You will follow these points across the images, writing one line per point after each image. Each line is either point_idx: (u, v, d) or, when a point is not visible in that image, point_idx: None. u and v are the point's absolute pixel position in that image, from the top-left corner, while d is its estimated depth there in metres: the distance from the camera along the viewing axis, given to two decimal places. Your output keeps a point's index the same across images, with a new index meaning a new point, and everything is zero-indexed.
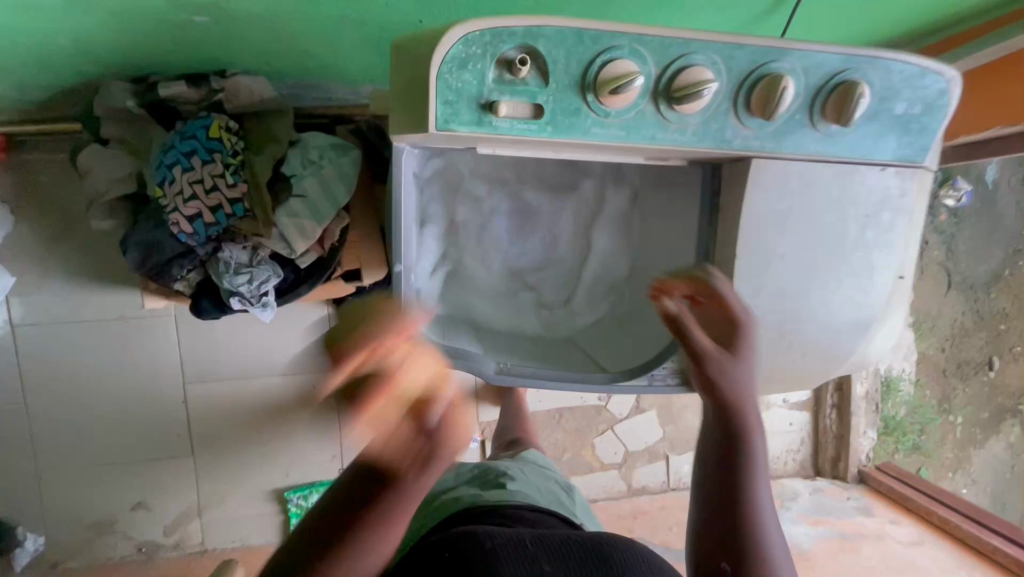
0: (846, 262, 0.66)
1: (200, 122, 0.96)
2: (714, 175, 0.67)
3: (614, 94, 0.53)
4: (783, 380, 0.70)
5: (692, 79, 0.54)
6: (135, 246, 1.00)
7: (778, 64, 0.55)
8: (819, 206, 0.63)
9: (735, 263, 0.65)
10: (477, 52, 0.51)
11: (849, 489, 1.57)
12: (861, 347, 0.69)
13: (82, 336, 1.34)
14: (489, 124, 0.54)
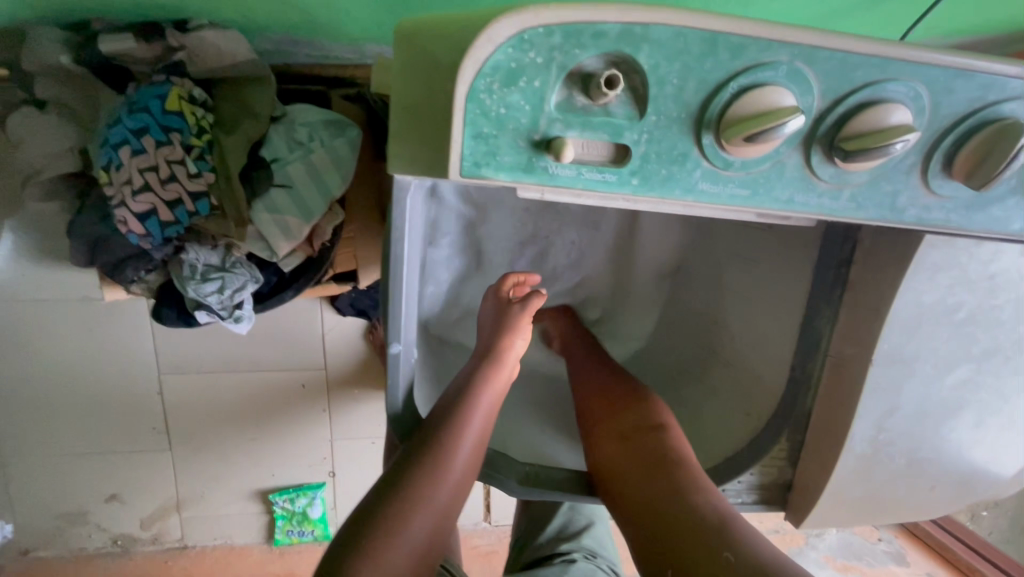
0: (1018, 376, 0.47)
1: (154, 90, 0.75)
2: (847, 241, 0.48)
3: (752, 141, 0.33)
4: (897, 515, 0.53)
5: (877, 123, 0.33)
6: (80, 239, 0.82)
7: (1012, 105, 0.34)
8: (1002, 302, 0.44)
9: (867, 370, 0.46)
10: (537, 60, 0.31)
11: (880, 528, 1.43)
12: (1008, 480, 0.52)
13: (37, 320, 1.17)
14: (542, 172, 0.34)
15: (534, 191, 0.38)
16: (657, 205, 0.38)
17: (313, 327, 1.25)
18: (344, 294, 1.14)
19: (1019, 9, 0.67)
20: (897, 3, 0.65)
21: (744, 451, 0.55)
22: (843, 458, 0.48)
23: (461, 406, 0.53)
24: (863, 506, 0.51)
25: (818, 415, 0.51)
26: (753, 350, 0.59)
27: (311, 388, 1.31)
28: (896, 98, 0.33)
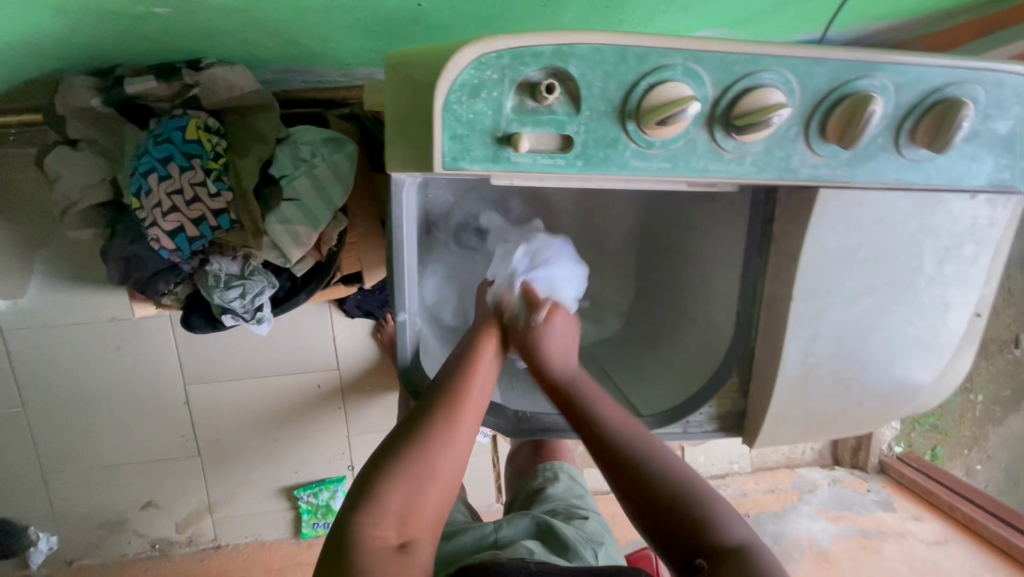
0: (918, 301, 0.57)
1: (175, 123, 0.86)
2: (768, 201, 0.58)
3: (663, 124, 0.43)
4: (835, 429, 0.63)
5: (758, 103, 0.43)
6: (114, 260, 0.92)
7: (864, 81, 0.45)
8: (894, 239, 0.54)
9: (790, 306, 0.56)
10: (493, 77, 0.41)
11: (869, 480, 1.52)
12: (925, 392, 0.62)
13: (72, 341, 1.27)
14: (506, 161, 0.44)
15: (504, 176, 0.48)
16: (602, 181, 0.48)
17: (324, 330, 1.35)
18: (351, 296, 1.24)
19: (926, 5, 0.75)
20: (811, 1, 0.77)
21: (703, 390, 0.65)
22: (780, 382, 0.58)
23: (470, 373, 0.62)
24: (804, 422, 0.61)
25: (759, 350, 0.61)
26: (708, 304, 0.69)
27: (326, 388, 1.41)
28: (771, 84, 0.44)
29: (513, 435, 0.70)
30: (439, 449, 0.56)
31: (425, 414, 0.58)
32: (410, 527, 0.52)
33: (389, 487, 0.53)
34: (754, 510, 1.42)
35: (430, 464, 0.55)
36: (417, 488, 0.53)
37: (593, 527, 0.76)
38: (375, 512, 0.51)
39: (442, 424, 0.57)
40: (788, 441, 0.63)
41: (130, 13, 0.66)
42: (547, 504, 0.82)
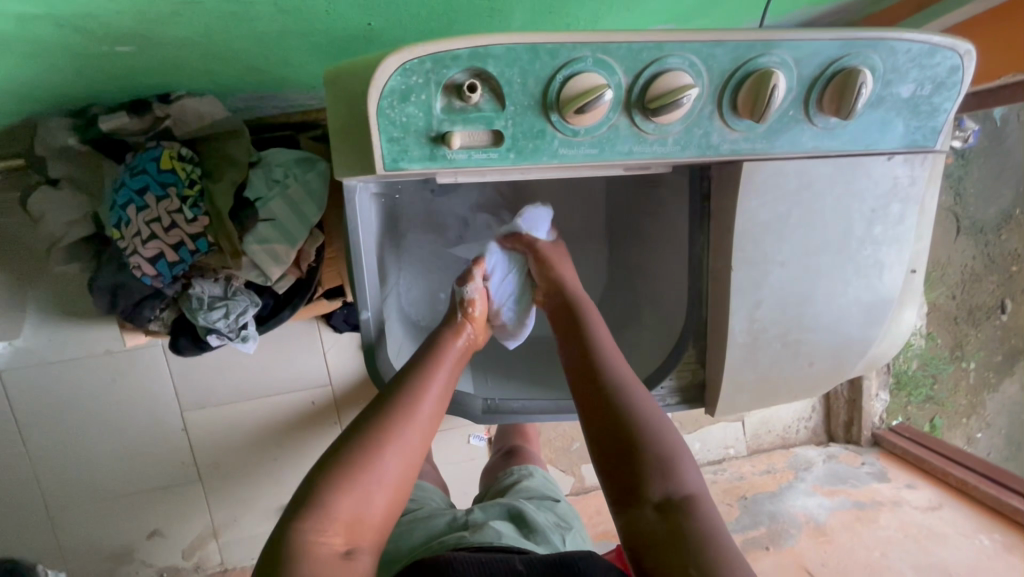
0: (852, 263, 0.60)
1: (149, 155, 0.90)
2: (703, 179, 0.61)
3: (581, 112, 0.46)
4: (788, 391, 0.65)
5: (669, 87, 0.47)
6: (100, 290, 0.96)
7: (766, 59, 0.48)
8: (823, 205, 0.57)
9: (731, 276, 0.59)
10: (420, 82, 0.45)
11: (863, 453, 1.55)
12: (872, 350, 0.65)
13: (71, 376, 1.30)
14: (443, 158, 0.48)
15: (447, 174, 0.51)
16: (538, 171, 0.52)
17: (314, 347, 1.38)
18: (337, 311, 1.28)
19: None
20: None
21: (662, 366, 0.69)
22: (729, 349, 0.61)
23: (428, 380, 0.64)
24: (758, 387, 0.64)
25: (710, 321, 0.64)
26: (666, 285, 0.72)
27: (320, 405, 1.44)
28: (678, 68, 0.47)
29: (484, 422, 0.75)
30: (389, 455, 0.57)
31: (379, 419, 0.59)
32: (357, 535, 0.54)
33: (337, 491, 0.54)
34: (751, 491, 1.44)
35: (378, 467, 0.57)
36: (364, 494, 0.55)
37: (562, 513, 0.82)
38: (320, 518, 0.53)
39: (391, 430, 0.58)
40: (746, 407, 0.66)
41: (96, 54, 0.70)
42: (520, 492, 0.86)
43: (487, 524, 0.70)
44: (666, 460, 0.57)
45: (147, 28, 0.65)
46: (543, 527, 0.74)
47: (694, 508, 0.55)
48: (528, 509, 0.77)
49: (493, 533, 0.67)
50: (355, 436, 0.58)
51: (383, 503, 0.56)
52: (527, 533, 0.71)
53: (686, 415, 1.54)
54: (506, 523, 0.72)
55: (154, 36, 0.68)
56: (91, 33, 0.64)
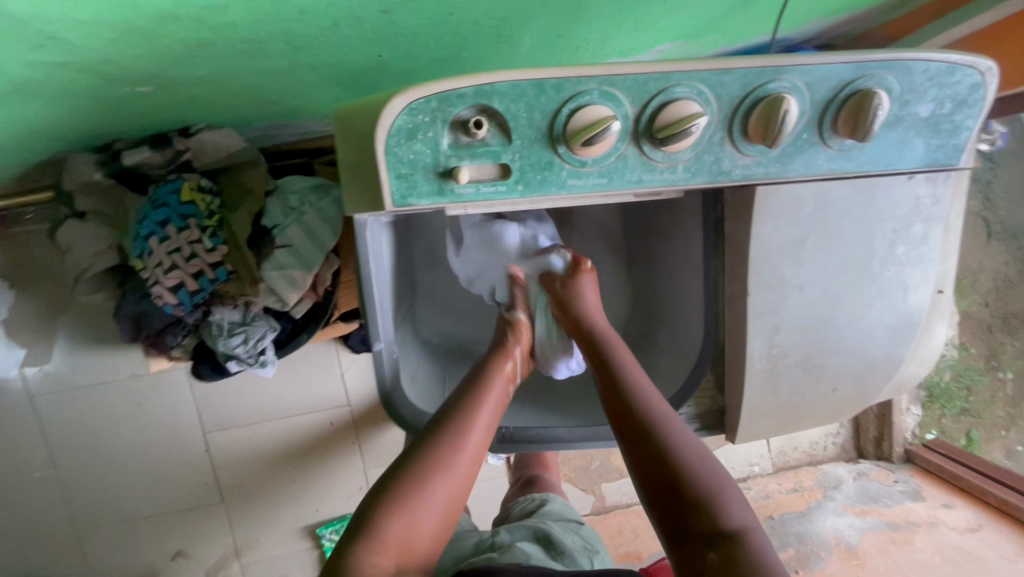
0: (874, 284, 0.58)
1: (170, 187, 0.92)
2: (716, 202, 0.60)
3: (588, 145, 0.46)
4: (813, 416, 0.63)
5: (678, 116, 0.46)
6: (124, 318, 0.98)
7: (775, 84, 0.47)
8: (842, 228, 0.56)
9: (747, 300, 0.58)
10: (426, 120, 0.45)
11: (896, 470, 1.50)
12: (900, 373, 0.62)
13: (100, 400, 1.34)
14: (451, 192, 0.48)
15: (457, 207, 0.52)
16: (547, 202, 0.52)
17: (332, 368, 1.40)
18: (355, 332, 1.30)
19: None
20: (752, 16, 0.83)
21: (682, 389, 0.67)
22: (748, 375, 0.60)
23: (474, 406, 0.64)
24: (780, 413, 0.62)
25: (728, 346, 0.62)
26: (683, 308, 0.70)
27: (340, 425, 1.44)
28: (686, 96, 0.47)
29: (498, 450, 0.75)
30: (439, 486, 0.58)
31: (431, 445, 0.61)
32: (405, 558, 0.55)
33: (388, 516, 0.56)
34: (778, 511, 1.41)
35: (430, 493, 0.58)
36: (417, 521, 0.57)
37: (588, 536, 0.79)
38: (372, 540, 0.54)
39: (441, 458, 0.60)
40: (770, 434, 0.64)
41: (118, 95, 0.72)
42: (546, 513, 0.83)
43: (513, 546, 0.68)
44: (713, 495, 0.55)
45: (165, 68, 0.67)
46: (572, 551, 0.71)
47: (750, 544, 0.52)
48: (555, 532, 0.74)
49: (520, 555, 0.65)
50: (406, 466, 0.59)
51: (433, 528, 0.58)
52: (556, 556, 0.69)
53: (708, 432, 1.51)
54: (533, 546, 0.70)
55: (172, 76, 0.70)
56: (111, 76, 0.66)
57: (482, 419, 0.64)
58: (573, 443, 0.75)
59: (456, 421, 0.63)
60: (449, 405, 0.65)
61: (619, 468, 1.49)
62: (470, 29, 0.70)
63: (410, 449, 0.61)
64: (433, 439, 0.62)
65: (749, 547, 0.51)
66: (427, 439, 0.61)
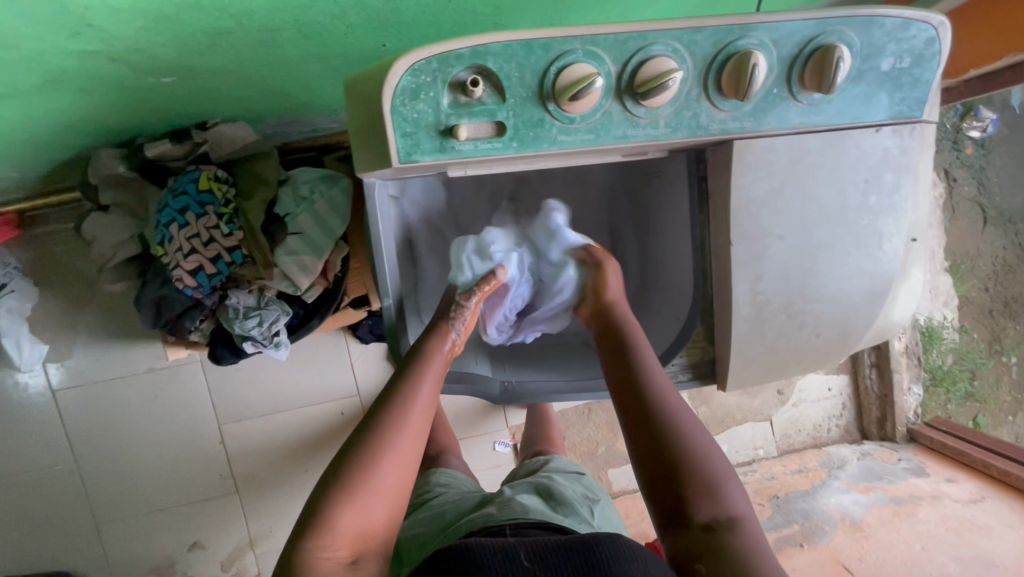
0: (850, 233, 0.62)
1: (189, 177, 0.97)
2: (699, 160, 0.64)
3: (575, 100, 0.51)
4: (798, 363, 0.68)
5: (656, 72, 0.51)
6: (146, 304, 1.03)
7: (744, 41, 0.52)
8: (818, 180, 0.60)
9: (731, 250, 0.62)
10: (427, 80, 0.50)
11: (900, 449, 1.52)
12: (878, 319, 0.66)
13: (119, 393, 1.39)
14: (452, 149, 0.53)
15: (457, 166, 0.56)
16: (540, 159, 0.56)
17: (342, 359, 1.45)
18: (363, 322, 1.35)
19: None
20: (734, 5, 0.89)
21: (673, 342, 0.72)
22: (735, 322, 0.64)
23: (409, 386, 0.64)
24: (766, 360, 0.66)
25: (715, 297, 0.66)
26: (674, 271, 0.74)
27: (349, 415, 1.48)
28: (663, 54, 0.51)
29: (502, 401, 0.80)
30: (385, 473, 0.57)
31: (370, 434, 0.59)
32: (360, 547, 0.55)
33: (335, 509, 0.55)
34: (783, 491, 1.43)
35: (375, 480, 0.57)
36: (364, 512, 0.56)
37: (590, 488, 0.83)
38: (321, 536, 0.53)
39: (382, 444, 0.59)
40: (757, 380, 0.69)
41: (143, 86, 0.78)
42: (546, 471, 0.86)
43: (513, 499, 0.71)
44: (714, 482, 0.57)
45: (187, 58, 0.73)
46: (571, 501, 0.75)
47: (742, 531, 0.56)
48: (556, 486, 0.78)
49: (520, 508, 0.68)
50: (348, 457, 0.58)
51: (384, 516, 0.57)
52: (556, 506, 0.72)
53: (712, 416, 1.54)
54: (531, 498, 0.73)
55: (194, 67, 0.76)
56: (139, 66, 0.71)
57: (420, 403, 0.63)
58: (571, 396, 0.80)
59: (394, 406, 0.62)
60: (391, 388, 0.65)
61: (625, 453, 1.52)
62: (467, 17, 0.76)
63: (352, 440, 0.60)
64: (375, 428, 0.60)
65: (740, 534, 0.56)
66: (366, 429, 0.60)
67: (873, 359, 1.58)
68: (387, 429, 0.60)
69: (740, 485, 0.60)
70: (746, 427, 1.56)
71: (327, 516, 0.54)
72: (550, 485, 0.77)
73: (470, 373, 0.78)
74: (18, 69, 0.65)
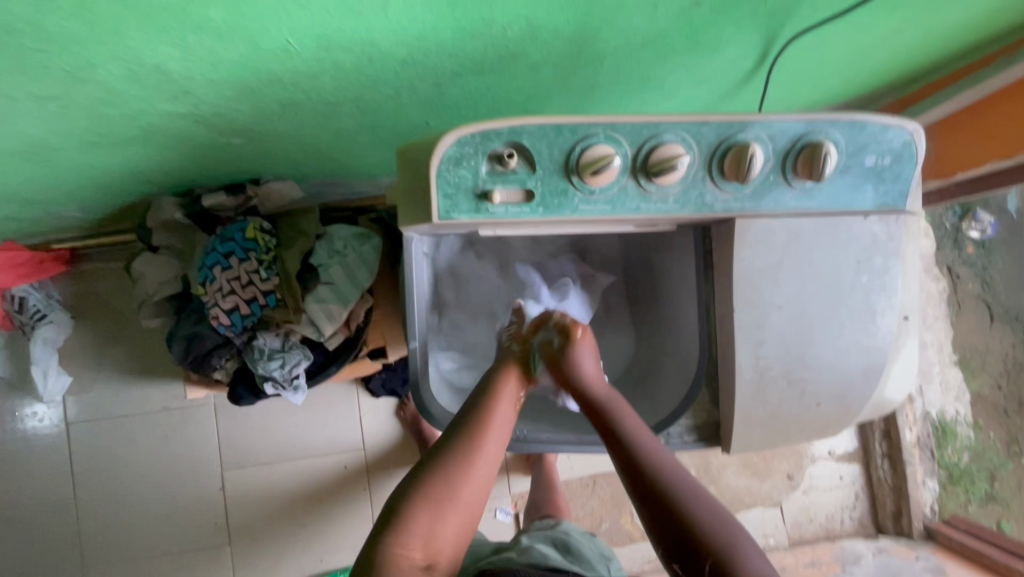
0: (845, 307, 0.67)
1: (237, 226, 1.06)
2: (705, 236, 0.71)
3: (596, 174, 0.59)
4: (800, 430, 0.71)
5: (666, 155, 0.59)
6: (179, 340, 1.11)
7: (743, 135, 0.60)
8: (812, 257, 0.66)
9: (734, 316, 0.66)
10: (470, 150, 0.59)
11: (917, 547, 1.46)
12: (876, 391, 0.70)
13: (130, 430, 1.41)
14: (485, 211, 0.61)
15: (489, 226, 0.64)
16: (563, 223, 0.64)
17: (352, 410, 1.47)
18: (377, 376, 1.39)
19: (829, 71, 0.92)
20: (737, 108, 1.02)
21: (680, 403, 0.75)
22: (738, 385, 0.68)
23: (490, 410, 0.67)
24: (769, 424, 0.70)
25: (720, 360, 0.70)
26: (680, 334, 0.79)
27: (353, 469, 1.48)
28: (673, 140, 0.60)
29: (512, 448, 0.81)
30: (462, 484, 0.61)
31: (449, 448, 0.63)
32: (433, 554, 0.58)
33: (411, 513, 0.58)
34: None
35: (454, 492, 0.61)
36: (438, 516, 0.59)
37: (604, 546, 0.83)
38: (399, 534, 0.57)
39: (459, 461, 0.62)
40: (760, 444, 0.72)
41: (215, 144, 0.89)
42: (562, 527, 0.86)
43: (532, 548, 0.72)
44: (718, 522, 0.56)
45: (261, 124, 0.84)
46: (588, 559, 0.75)
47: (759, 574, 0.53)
48: (574, 541, 0.79)
49: (538, 555, 0.69)
50: (428, 463, 0.63)
51: (455, 531, 0.60)
52: (572, 559, 0.73)
53: (720, 497, 1.51)
54: (550, 550, 0.73)
55: (263, 131, 0.87)
56: (216, 126, 0.82)
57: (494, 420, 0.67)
58: (581, 449, 0.82)
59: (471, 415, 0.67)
60: (471, 410, 0.67)
61: (630, 531, 1.47)
62: (503, 103, 0.87)
63: (433, 450, 0.64)
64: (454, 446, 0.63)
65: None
66: (447, 444, 0.64)
67: (884, 449, 1.55)
68: (467, 444, 0.64)
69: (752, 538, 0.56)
70: (755, 512, 1.51)
71: (402, 518, 0.58)
72: (568, 540, 0.78)
73: None
74: (117, 123, 0.75)
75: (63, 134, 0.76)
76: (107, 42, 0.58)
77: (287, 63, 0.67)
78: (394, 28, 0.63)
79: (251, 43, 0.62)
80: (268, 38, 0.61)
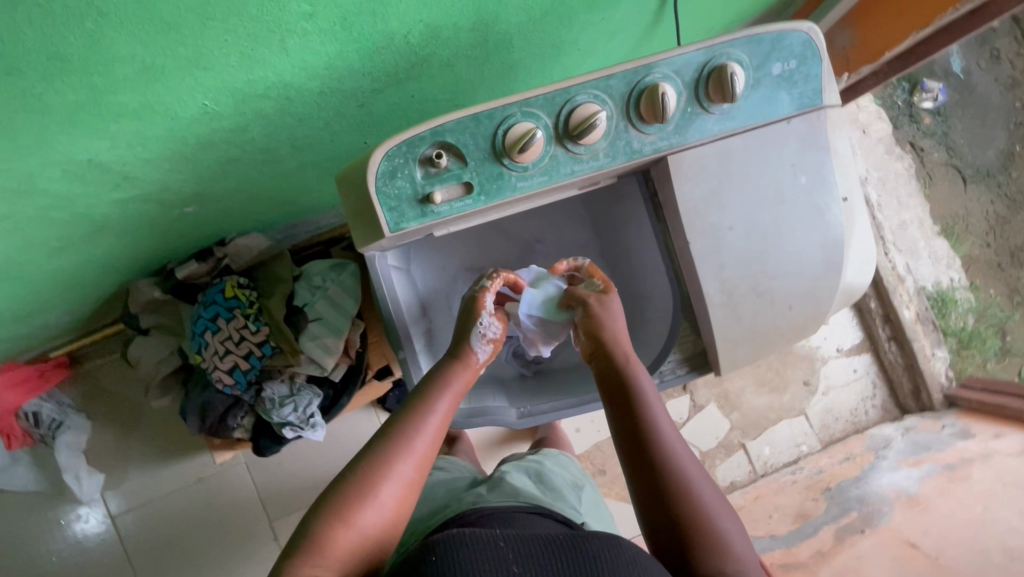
0: (794, 211, 0.70)
1: (216, 288, 1.09)
2: (647, 179, 0.73)
3: (523, 151, 0.61)
4: (780, 336, 0.75)
5: (583, 116, 0.62)
6: (192, 410, 1.14)
7: (650, 77, 0.63)
8: (748, 171, 0.68)
9: (692, 248, 0.69)
10: (401, 161, 0.61)
11: (942, 417, 1.51)
12: (838, 277, 0.73)
13: (173, 507, 1.45)
14: (431, 213, 0.64)
15: (440, 225, 0.67)
16: (507, 205, 0.67)
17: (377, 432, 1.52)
18: (391, 393, 1.43)
19: None
20: (656, 48, 1.04)
21: (665, 342, 0.79)
22: (711, 311, 0.71)
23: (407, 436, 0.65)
24: (750, 338, 0.74)
25: (690, 291, 0.73)
26: (652, 277, 0.82)
27: None
28: (587, 100, 0.62)
29: (521, 426, 0.87)
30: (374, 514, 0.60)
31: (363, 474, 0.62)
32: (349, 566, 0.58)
33: (322, 540, 0.58)
34: (834, 481, 1.44)
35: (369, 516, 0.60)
36: (361, 532, 0.59)
37: (576, 477, 1.03)
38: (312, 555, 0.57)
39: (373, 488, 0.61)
40: (747, 359, 0.76)
41: (170, 218, 0.91)
42: (535, 457, 1.06)
43: (506, 479, 0.88)
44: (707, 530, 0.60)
45: (206, 188, 0.86)
46: (559, 487, 0.94)
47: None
48: (549, 473, 0.97)
49: (511, 487, 0.85)
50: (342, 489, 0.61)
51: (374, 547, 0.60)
52: (547, 489, 0.91)
53: (746, 421, 1.55)
54: (524, 479, 0.91)
55: (210, 195, 0.89)
56: (164, 201, 0.84)
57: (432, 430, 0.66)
58: (582, 408, 0.86)
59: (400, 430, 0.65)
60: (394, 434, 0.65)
61: None
62: (431, 105, 0.88)
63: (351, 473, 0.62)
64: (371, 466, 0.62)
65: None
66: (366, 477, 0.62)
67: (889, 333, 1.58)
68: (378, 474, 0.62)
69: (743, 535, 0.62)
70: (782, 426, 1.55)
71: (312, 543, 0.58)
72: (544, 471, 0.97)
73: (485, 406, 0.85)
74: (71, 224, 0.78)
75: (24, 248, 0.78)
76: (37, 152, 0.60)
77: (211, 125, 0.69)
78: (301, 65, 0.65)
79: (171, 116, 0.64)
80: (184, 107, 0.63)
